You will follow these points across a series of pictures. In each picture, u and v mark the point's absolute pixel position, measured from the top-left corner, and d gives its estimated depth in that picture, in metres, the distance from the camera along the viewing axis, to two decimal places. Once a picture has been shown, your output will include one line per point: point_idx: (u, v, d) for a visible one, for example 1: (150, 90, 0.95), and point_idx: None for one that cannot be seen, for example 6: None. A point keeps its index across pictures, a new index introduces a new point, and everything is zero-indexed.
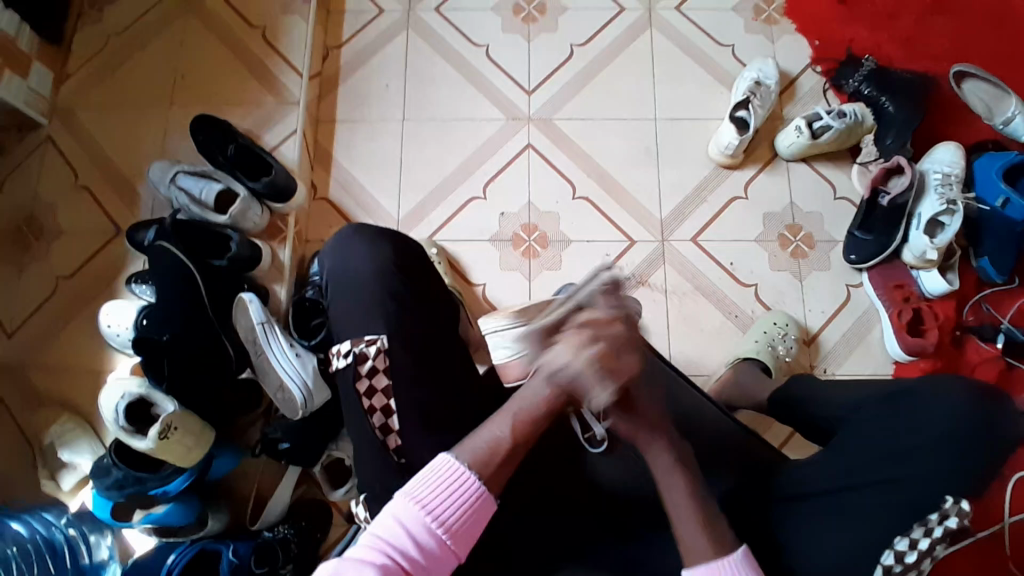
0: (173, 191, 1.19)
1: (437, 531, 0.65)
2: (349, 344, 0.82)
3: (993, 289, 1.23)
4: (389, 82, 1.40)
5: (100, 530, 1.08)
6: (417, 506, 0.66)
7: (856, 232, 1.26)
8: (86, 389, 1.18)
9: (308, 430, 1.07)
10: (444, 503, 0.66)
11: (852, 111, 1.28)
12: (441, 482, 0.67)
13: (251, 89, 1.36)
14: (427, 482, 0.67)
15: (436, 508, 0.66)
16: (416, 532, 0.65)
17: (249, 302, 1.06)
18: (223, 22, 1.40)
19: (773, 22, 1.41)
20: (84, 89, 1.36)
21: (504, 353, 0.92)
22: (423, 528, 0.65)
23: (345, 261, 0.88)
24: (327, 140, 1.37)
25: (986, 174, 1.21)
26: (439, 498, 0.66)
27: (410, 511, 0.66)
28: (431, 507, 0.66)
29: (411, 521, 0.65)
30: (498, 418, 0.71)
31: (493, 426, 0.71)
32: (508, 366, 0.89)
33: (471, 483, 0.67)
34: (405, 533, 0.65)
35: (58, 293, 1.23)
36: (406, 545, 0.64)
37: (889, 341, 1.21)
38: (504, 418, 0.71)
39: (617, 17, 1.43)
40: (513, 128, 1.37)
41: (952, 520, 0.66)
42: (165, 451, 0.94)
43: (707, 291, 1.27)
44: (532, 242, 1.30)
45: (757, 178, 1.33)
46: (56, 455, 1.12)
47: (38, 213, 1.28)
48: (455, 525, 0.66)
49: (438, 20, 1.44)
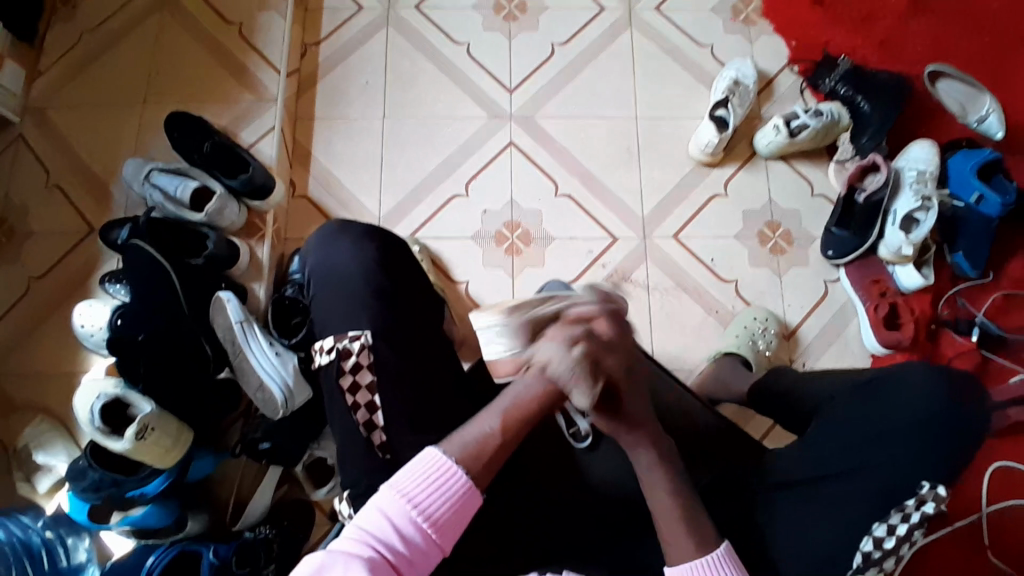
0: (147, 188, 1.16)
1: (422, 523, 0.65)
2: (333, 340, 0.81)
3: (968, 285, 1.26)
4: (369, 80, 1.38)
5: (77, 533, 1.04)
6: (402, 498, 0.65)
7: (834, 229, 1.27)
8: (60, 391, 1.15)
9: (287, 430, 1.05)
10: (430, 497, 0.66)
11: (829, 110, 1.30)
12: (427, 475, 0.67)
13: (230, 86, 1.34)
14: (414, 476, 0.67)
15: (422, 501, 0.66)
16: (402, 525, 0.64)
17: (226, 301, 1.05)
18: (198, 18, 1.38)
19: (751, 22, 1.43)
20: (58, 86, 1.33)
21: (494, 349, 0.75)
22: (408, 521, 0.64)
23: (328, 257, 0.88)
24: (306, 138, 1.35)
25: (960, 171, 1.24)
26: (425, 492, 0.66)
27: (394, 504, 0.65)
28: (417, 501, 0.66)
29: (397, 515, 0.65)
30: (484, 416, 0.70)
31: (481, 422, 0.70)
32: (496, 361, 0.76)
33: (457, 477, 0.67)
34: (391, 526, 0.64)
35: (31, 294, 1.20)
36: (391, 538, 0.63)
37: (866, 333, 1.23)
38: (492, 413, 0.70)
39: (597, 16, 1.44)
40: (494, 127, 1.36)
41: (929, 506, 0.67)
42: (143, 453, 0.92)
43: (690, 288, 1.28)
44: (515, 239, 1.30)
45: (736, 176, 1.34)
46: (30, 458, 1.10)
47: (11, 213, 1.25)
48: (441, 520, 0.66)
49: (418, 18, 1.43)
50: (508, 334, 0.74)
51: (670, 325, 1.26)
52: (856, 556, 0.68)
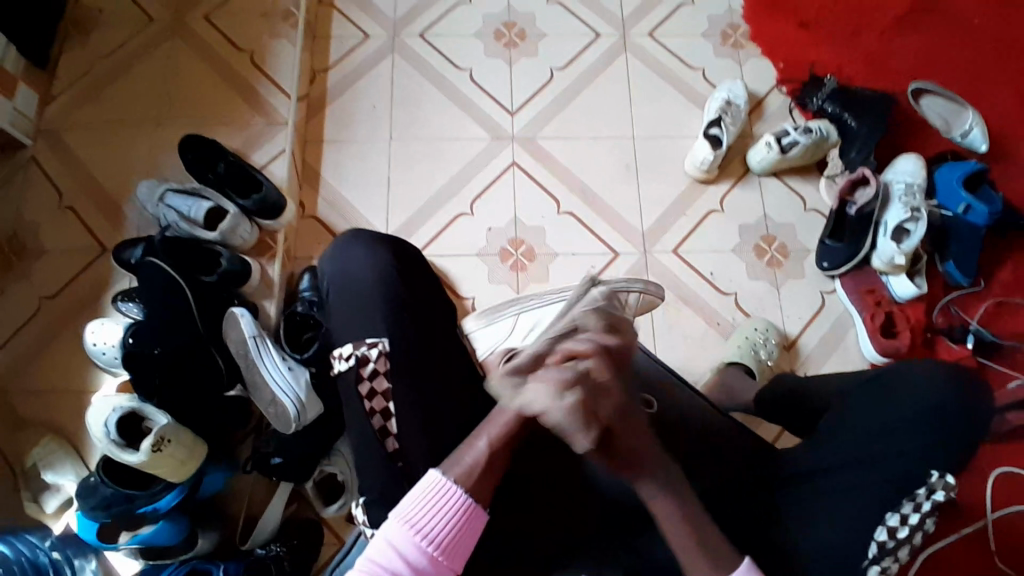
0: (161, 209, 1.18)
1: (427, 548, 0.69)
2: (352, 346, 0.82)
3: (960, 293, 1.30)
4: (376, 104, 1.43)
5: (84, 553, 1.04)
6: (407, 527, 0.69)
7: (827, 241, 1.31)
8: (71, 409, 1.15)
9: (300, 443, 1.05)
10: (433, 521, 0.70)
11: (818, 127, 1.36)
12: (430, 502, 0.71)
13: (240, 109, 1.38)
14: (417, 503, 0.71)
15: (426, 527, 0.70)
16: (409, 553, 0.68)
17: (240, 316, 1.07)
18: (210, 45, 1.43)
19: (740, 46, 1.50)
20: (69, 109, 1.37)
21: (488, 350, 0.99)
22: (414, 548, 0.69)
23: (344, 267, 0.89)
24: (315, 160, 1.39)
25: (947, 183, 1.30)
26: (428, 516, 0.70)
27: (401, 534, 0.69)
28: (420, 527, 0.70)
29: (403, 544, 0.69)
30: (474, 434, 0.75)
31: (474, 443, 0.75)
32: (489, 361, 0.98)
33: (458, 498, 0.71)
34: (398, 555, 0.68)
35: (41, 313, 1.21)
36: (398, 566, 0.68)
37: (863, 341, 1.27)
38: (483, 435, 0.75)
39: (595, 41, 1.50)
40: (497, 147, 1.41)
41: (939, 493, 0.71)
42: (157, 465, 0.92)
43: (689, 298, 1.31)
44: (519, 255, 1.33)
45: (731, 192, 1.39)
46: (38, 477, 1.09)
47: (22, 234, 1.27)
48: (446, 542, 0.70)
49: (423, 45, 1.49)
50: (494, 337, 1.02)
51: (673, 336, 1.28)
52: (872, 546, 0.71)
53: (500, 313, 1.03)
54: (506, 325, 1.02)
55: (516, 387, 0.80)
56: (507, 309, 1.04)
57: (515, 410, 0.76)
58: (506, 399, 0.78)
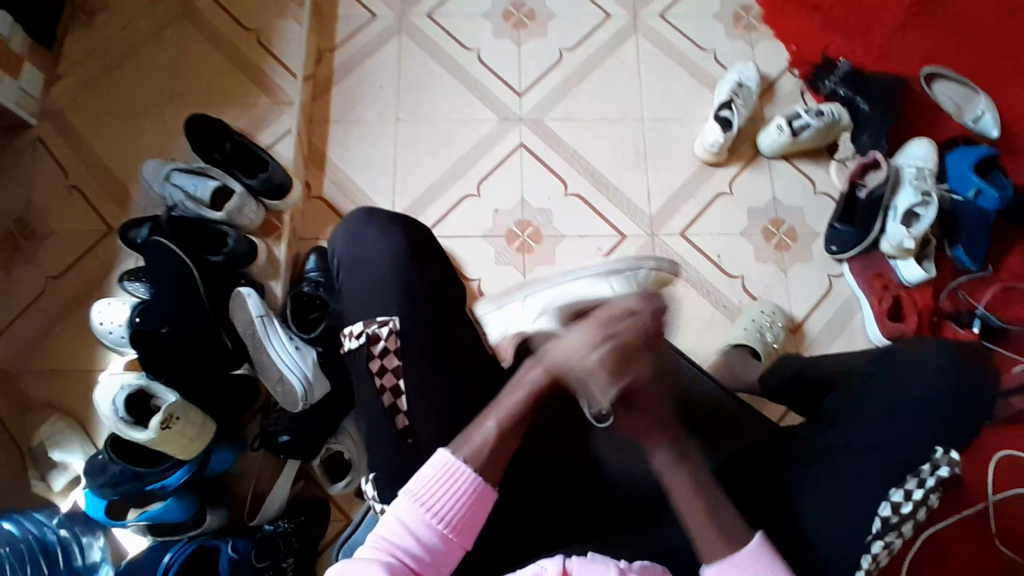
0: (167, 188, 1.19)
1: (437, 526, 0.69)
2: (362, 324, 0.83)
3: (969, 278, 1.29)
4: (383, 85, 1.42)
5: (92, 531, 1.05)
6: (417, 505, 0.70)
7: (837, 226, 1.30)
8: (79, 389, 1.15)
9: (310, 421, 1.06)
10: (443, 500, 0.70)
11: (830, 110, 1.34)
12: (440, 480, 0.71)
13: (247, 90, 1.37)
14: (427, 481, 0.71)
15: (435, 505, 0.70)
16: (419, 530, 0.69)
17: (248, 296, 1.06)
18: (215, 24, 1.42)
19: (752, 28, 1.48)
20: (74, 89, 1.36)
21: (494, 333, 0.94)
22: (424, 526, 0.69)
23: (357, 245, 0.89)
24: (321, 141, 1.38)
25: (958, 168, 1.27)
26: (437, 495, 0.70)
27: (411, 512, 0.70)
28: (430, 505, 0.70)
29: (414, 521, 0.69)
30: (483, 415, 0.75)
31: (480, 424, 0.75)
32: (502, 348, 0.90)
33: (468, 477, 0.71)
34: (409, 533, 0.69)
35: (48, 293, 1.22)
36: (409, 544, 0.69)
37: (870, 325, 1.26)
38: (492, 418, 0.75)
39: (604, 22, 1.48)
40: (505, 128, 1.40)
41: (943, 469, 0.72)
42: (167, 443, 0.93)
43: (695, 281, 1.31)
44: (526, 238, 1.32)
45: (741, 175, 1.38)
46: (47, 455, 1.10)
47: (29, 213, 1.27)
48: (455, 520, 0.70)
49: (430, 25, 1.47)
50: (501, 321, 0.95)
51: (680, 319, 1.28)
52: (876, 522, 0.71)
53: (508, 297, 0.98)
54: (514, 308, 0.95)
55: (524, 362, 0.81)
56: (516, 291, 0.98)
57: (522, 392, 0.77)
58: (514, 379, 0.78)
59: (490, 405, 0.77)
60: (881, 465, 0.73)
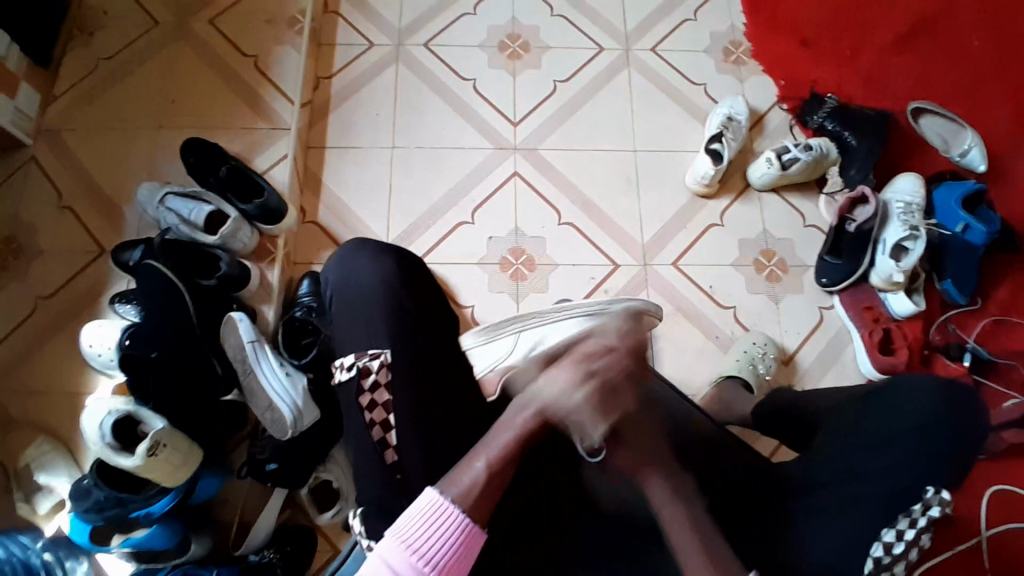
0: (161, 211, 1.18)
1: (423, 569, 0.67)
2: (353, 357, 0.82)
3: (958, 311, 1.30)
4: (379, 111, 1.44)
5: (75, 556, 1.01)
6: (402, 547, 0.68)
7: (827, 257, 1.32)
8: (65, 412, 1.14)
9: (299, 450, 1.05)
10: (431, 542, 0.69)
11: (818, 145, 1.37)
12: (428, 521, 0.70)
13: (245, 115, 1.38)
14: (414, 521, 0.69)
15: (422, 547, 0.68)
16: (402, 572, 0.67)
17: (238, 321, 1.07)
18: (214, 50, 1.44)
19: (742, 63, 1.52)
20: (69, 110, 1.36)
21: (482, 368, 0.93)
22: (408, 568, 0.67)
23: (347, 273, 0.89)
24: (316, 166, 1.39)
25: (946, 203, 1.30)
26: (424, 536, 0.69)
27: (395, 553, 0.67)
28: (416, 547, 0.68)
29: (397, 563, 0.67)
30: (472, 455, 0.74)
31: (471, 464, 0.74)
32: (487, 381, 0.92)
33: (457, 519, 0.70)
34: (392, 575, 0.66)
35: (37, 314, 1.20)
36: None
37: (861, 358, 1.27)
38: (482, 457, 0.74)
39: (597, 56, 1.51)
40: (499, 157, 1.41)
41: (934, 510, 0.71)
42: (153, 470, 0.91)
43: (688, 312, 1.31)
44: (519, 265, 1.33)
45: (731, 207, 1.40)
46: (31, 479, 1.07)
47: (19, 233, 1.26)
48: (442, 563, 0.68)
49: (427, 54, 1.49)
50: (488, 357, 0.95)
51: (671, 351, 1.28)
52: (868, 562, 0.71)
53: (501, 331, 0.98)
54: (507, 344, 0.96)
55: (510, 404, 0.79)
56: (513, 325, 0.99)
57: (512, 432, 0.76)
58: (503, 419, 0.78)
59: (477, 444, 0.77)
60: (876, 504, 0.73)
